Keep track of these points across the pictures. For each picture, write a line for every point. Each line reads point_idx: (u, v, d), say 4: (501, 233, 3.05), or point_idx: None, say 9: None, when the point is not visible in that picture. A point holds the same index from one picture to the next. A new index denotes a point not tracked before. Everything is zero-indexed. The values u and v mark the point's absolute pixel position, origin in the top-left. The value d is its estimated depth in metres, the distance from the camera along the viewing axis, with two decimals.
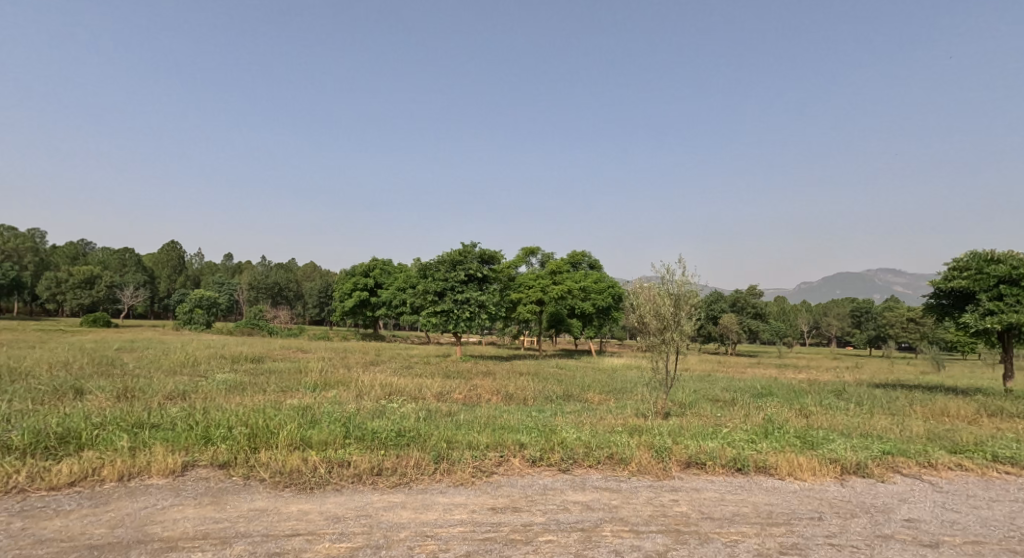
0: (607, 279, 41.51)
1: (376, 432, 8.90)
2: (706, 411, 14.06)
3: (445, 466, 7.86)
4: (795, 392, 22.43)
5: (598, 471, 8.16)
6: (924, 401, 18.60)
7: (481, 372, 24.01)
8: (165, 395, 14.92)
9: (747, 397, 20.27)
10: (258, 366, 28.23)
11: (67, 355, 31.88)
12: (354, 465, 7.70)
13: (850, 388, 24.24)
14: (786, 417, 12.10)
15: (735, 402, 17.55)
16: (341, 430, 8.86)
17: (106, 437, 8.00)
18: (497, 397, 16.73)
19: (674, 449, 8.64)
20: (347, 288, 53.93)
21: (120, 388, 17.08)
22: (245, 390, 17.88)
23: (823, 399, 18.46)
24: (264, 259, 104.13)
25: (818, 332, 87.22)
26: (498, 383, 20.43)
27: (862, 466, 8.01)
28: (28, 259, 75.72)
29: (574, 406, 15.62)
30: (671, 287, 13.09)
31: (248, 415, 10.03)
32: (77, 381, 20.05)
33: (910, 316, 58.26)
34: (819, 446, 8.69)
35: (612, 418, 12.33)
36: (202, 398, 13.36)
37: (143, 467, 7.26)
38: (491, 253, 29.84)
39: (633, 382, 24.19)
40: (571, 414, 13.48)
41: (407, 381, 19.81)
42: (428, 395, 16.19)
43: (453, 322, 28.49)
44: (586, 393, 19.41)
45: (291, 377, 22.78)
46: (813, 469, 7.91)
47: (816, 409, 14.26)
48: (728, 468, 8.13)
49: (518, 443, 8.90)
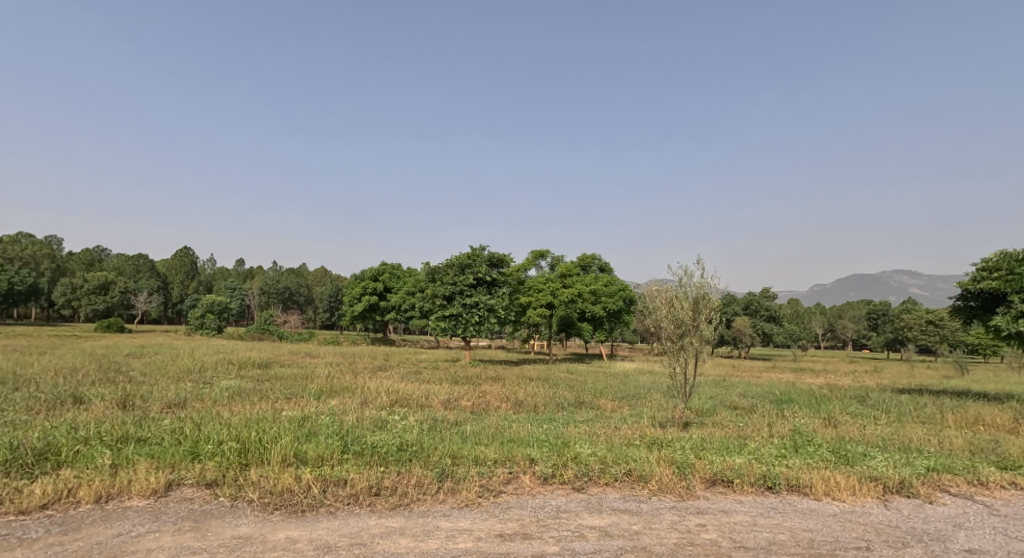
0: (619, 283, 40.79)
1: (378, 446, 8.31)
2: (726, 421, 13.33)
3: (449, 485, 7.25)
4: (816, 398, 21.59)
5: (616, 489, 7.52)
6: (954, 408, 17.70)
7: (491, 378, 23.38)
8: (165, 404, 14.45)
9: (766, 403, 19.51)
10: (266, 372, 27.81)
11: (76, 361, 31.69)
12: (350, 484, 7.11)
13: (872, 394, 23.36)
14: (813, 429, 11.33)
15: (755, 410, 16.77)
16: (341, 443, 8.29)
17: (89, 453, 7.46)
18: (507, 405, 16.10)
19: (698, 464, 7.97)
20: (356, 293, 53.57)
21: (121, 397, 16.61)
22: (250, 398, 17.39)
23: (847, 407, 17.65)
24: (275, 264, 104.40)
25: (833, 335, 85.54)
26: (508, 389, 19.81)
27: (906, 486, 7.33)
28: (44, 265, 76.45)
29: (587, 415, 14.93)
30: (688, 290, 12.45)
31: (242, 426, 9.45)
32: (81, 388, 19.66)
33: (929, 318, 56.93)
34: (857, 462, 7.99)
35: (627, 429, 11.65)
36: (199, 409, 12.80)
37: (123, 487, 6.71)
38: (500, 256, 29.27)
39: (647, 388, 23.46)
40: (583, 424, 12.81)
41: (414, 388, 19.26)
42: (434, 403, 15.58)
43: (461, 326, 27.88)
44: (599, 399, 18.73)
45: (297, 384, 22.29)
46: (852, 489, 7.23)
47: (844, 419, 13.49)
48: (757, 486, 7.45)
49: (530, 458, 8.28)
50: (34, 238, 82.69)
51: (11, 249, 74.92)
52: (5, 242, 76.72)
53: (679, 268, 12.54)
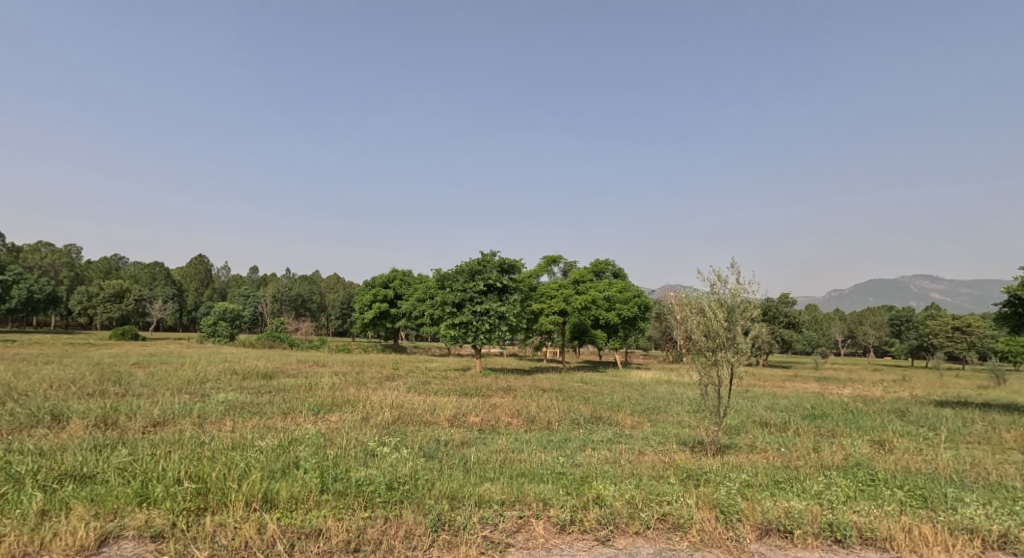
0: (633, 289, 39.45)
1: (364, 482, 7.07)
2: (764, 446, 11.90)
3: (445, 539, 6.02)
4: (851, 413, 20.03)
5: (649, 541, 6.18)
6: (1006, 426, 16.13)
7: (502, 389, 22.06)
8: (149, 424, 13.25)
9: (799, 419, 18.01)
10: (269, 383, 26.62)
11: (79, 370, 30.75)
12: (325, 536, 5.92)
13: (909, 408, 21.79)
14: (869, 456, 9.89)
15: (788, 428, 15.33)
16: (319, 480, 7.02)
17: (13, 497, 6.22)
18: (518, 421, 14.80)
19: (746, 506, 6.59)
20: (367, 299, 52.48)
21: (105, 413, 15.33)
22: (243, 414, 16.18)
23: (887, 425, 16.17)
24: (289, 272, 104.14)
25: (853, 341, 82.81)
26: (520, 403, 18.46)
27: (1013, 541, 5.93)
28: (63, 274, 76.68)
29: (605, 434, 13.57)
30: (720, 296, 11.02)
31: (208, 457, 8.11)
32: (73, 401, 18.66)
33: (956, 324, 54.38)
34: (943, 508, 6.58)
35: (653, 457, 10.29)
36: (179, 432, 11.61)
37: (45, 544, 5.52)
38: (511, 262, 28.07)
39: (667, 400, 21.99)
40: (603, 448, 11.41)
41: (420, 401, 17.98)
42: (440, 420, 14.28)
43: (472, 334, 26.56)
44: (617, 414, 17.37)
45: (299, 397, 21.12)
46: (943, 543, 5.87)
47: (900, 443, 11.94)
48: (822, 539, 6.08)
49: (543, 497, 7.01)
50: (53, 246, 82.89)
51: (30, 258, 75.04)
52: (27, 252, 76.96)
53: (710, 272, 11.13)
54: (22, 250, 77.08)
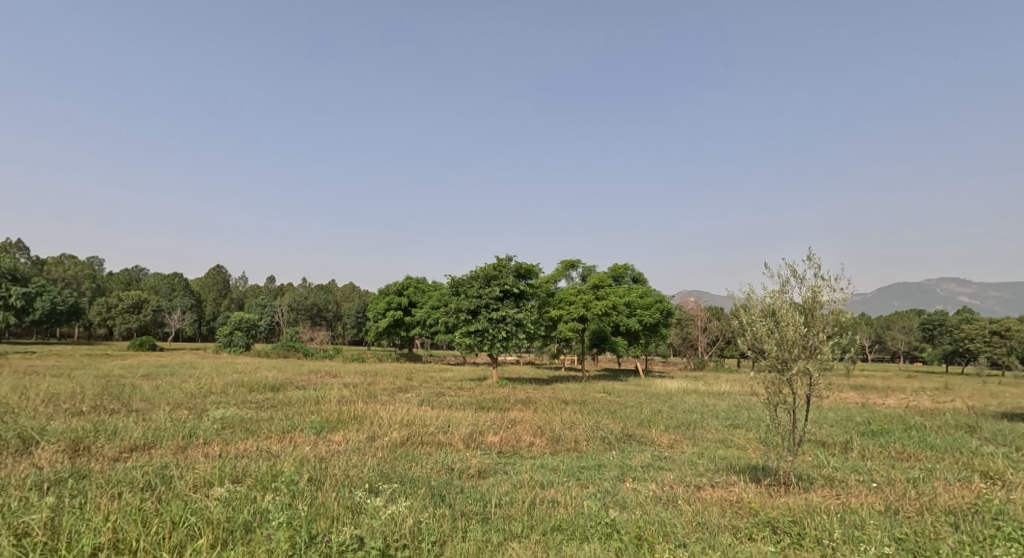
0: (655, 293, 37.39)
1: (350, 546, 5.26)
2: (838, 474, 9.93)
3: None
4: (909, 427, 17.92)
5: None
6: None
7: (521, 401, 20.09)
8: (124, 451, 11.51)
9: (857, 437, 15.90)
10: (276, 396, 24.86)
11: (82, 382, 29.31)
12: None
13: (974, 421, 19.49)
14: (987, 494, 7.85)
15: (850, 448, 13.26)
16: (291, 544, 5.23)
17: None
18: (543, 441, 12.87)
19: None
20: (381, 308, 50.98)
21: (83, 434, 13.66)
22: (238, 434, 14.51)
23: (960, 444, 14.05)
24: (305, 281, 103.36)
25: (881, 346, 79.71)
26: (543, 419, 16.43)
27: None
28: (85, 285, 76.36)
29: (643, 457, 11.59)
30: (793, 298, 9.12)
31: (148, 508, 6.23)
32: (58, 421, 17.04)
33: (994, 328, 51.47)
34: None
35: (714, 493, 8.38)
36: (145, 462, 9.87)
37: None
38: (528, 266, 26.16)
39: (701, 413, 19.86)
40: (646, 480, 9.45)
41: (432, 417, 16.12)
42: (454, 440, 12.44)
43: (488, 342, 24.80)
44: (652, 431, 15.41)
45: (303, 411, 19.41)
46: None
47: (1005, 471, 9.82)
48: None
49: None
50: (75, 258, 82.85)
51: (54, 270, 74.76)
52: (49, 263, 76.68)
53: (778, 269, 9.18)
54: (45, 262, 76.93)
